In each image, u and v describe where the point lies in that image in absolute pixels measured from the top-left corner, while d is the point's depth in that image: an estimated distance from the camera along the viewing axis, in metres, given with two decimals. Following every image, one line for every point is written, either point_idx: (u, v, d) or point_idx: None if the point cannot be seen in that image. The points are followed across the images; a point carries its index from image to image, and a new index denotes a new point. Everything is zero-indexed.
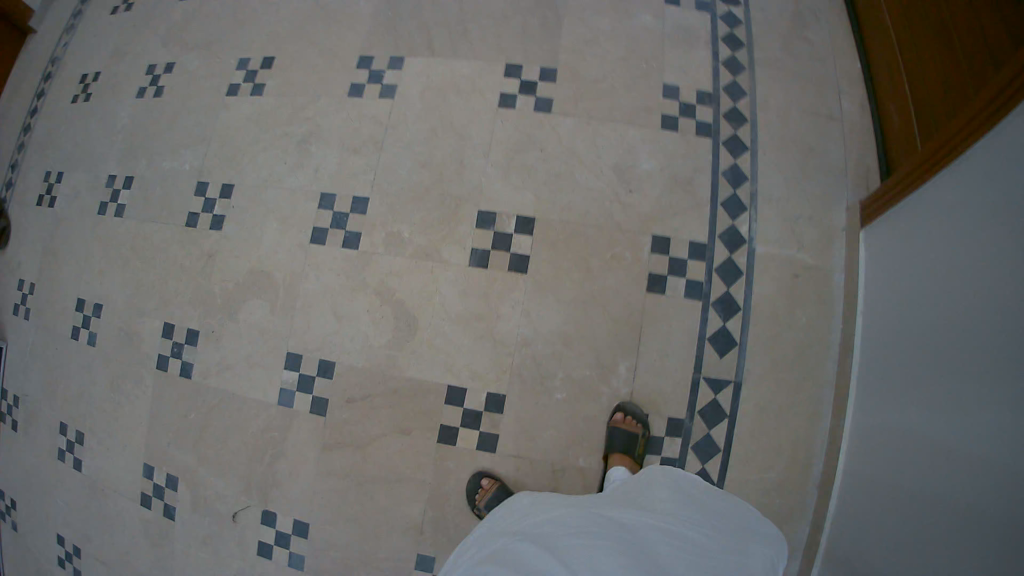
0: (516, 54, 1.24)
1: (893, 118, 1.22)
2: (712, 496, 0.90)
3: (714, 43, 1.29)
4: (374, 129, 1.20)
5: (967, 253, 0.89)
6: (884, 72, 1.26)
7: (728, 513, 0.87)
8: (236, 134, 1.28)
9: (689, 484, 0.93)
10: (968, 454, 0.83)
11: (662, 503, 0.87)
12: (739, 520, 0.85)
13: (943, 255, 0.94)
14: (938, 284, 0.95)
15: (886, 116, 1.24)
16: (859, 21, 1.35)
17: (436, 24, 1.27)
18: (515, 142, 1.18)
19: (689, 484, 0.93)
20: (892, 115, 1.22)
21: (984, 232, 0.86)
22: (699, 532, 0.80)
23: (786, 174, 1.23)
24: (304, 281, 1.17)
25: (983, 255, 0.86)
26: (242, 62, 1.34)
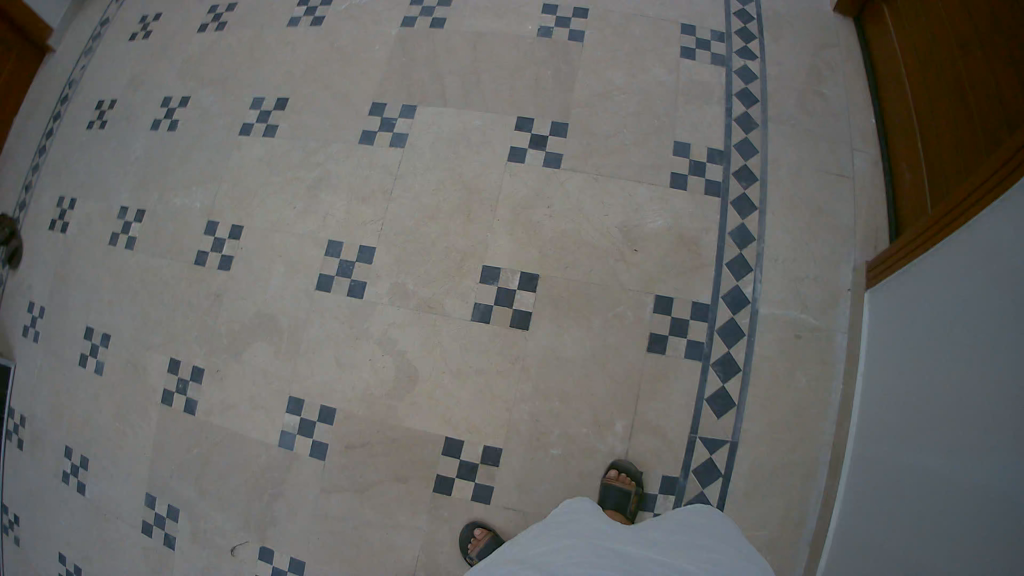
0: (528, 106, 1.24)
1: (905, 178, 1.20)
2: (710, 536, 0.90)
3: (727, 99, 1.27)
4: (383, 179, 1.21)
5: (966, 304, 0.88)
6: (900, 131, 1.25)
7: (725, 550, 0.87)
8: (248, 175, 1.30)
9: (687, 523, 0.94)
10: (974, 503, 0.81)
11: (659, 539, 0.89)
12: (735, 554, 0.85)
13: (946, 324, 0.93)
14: (942, 354, 0.93)
15: (898, 173, 1.23)
16: (877, 74, 1.34)
17: (450, 73, 1.28)
18: (523, 197, 1.17)
19: (689, 523, 0.94)
20: (903, 173, 1.22)
21: (986, 302, 0.84)
22: (699, 566, 0.81)
23: (794, 234, 1.21)
24: (309, 327, 1.18)
25: (989, 324, 0.83)
26: (255, 102, 1.36)
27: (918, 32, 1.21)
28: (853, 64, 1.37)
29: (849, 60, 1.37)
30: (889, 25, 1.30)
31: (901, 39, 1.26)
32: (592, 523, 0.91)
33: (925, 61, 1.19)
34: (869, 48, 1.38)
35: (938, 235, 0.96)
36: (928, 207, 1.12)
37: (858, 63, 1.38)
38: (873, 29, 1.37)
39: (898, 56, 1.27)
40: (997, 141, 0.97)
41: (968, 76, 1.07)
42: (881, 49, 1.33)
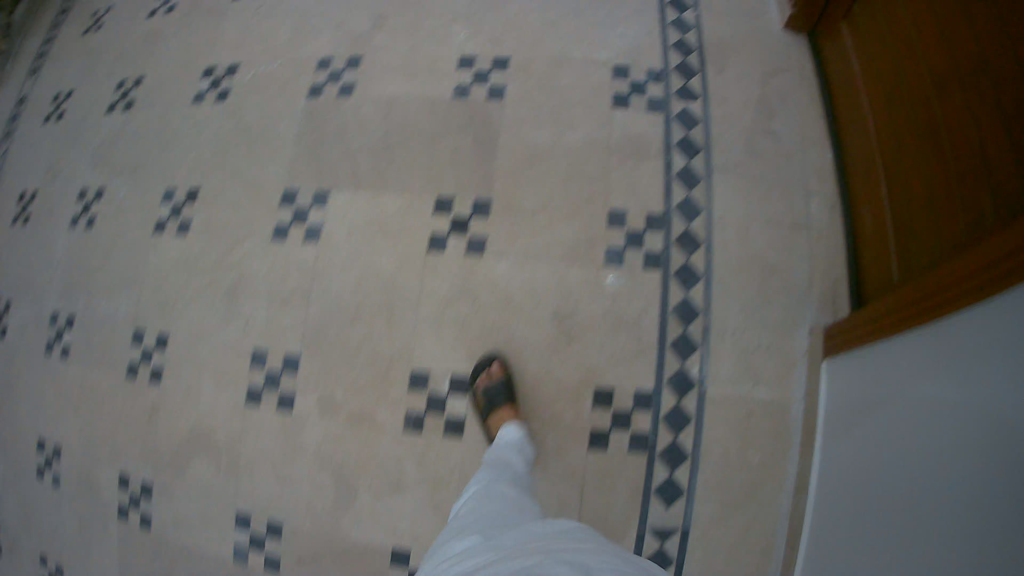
0: (447, 182, 1.13)
1: (867, 221, 1.10)
2: None
3: (667, 152, 1.15)
4: (300, 280, 1.14)
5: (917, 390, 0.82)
6: (860, 170, 1.13)
7: None
8: (167, 280, 1.24)
9: None
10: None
11: None
12: None
13: (899, 426, 0.85)
14: (893, 456, 0.85)
15: (859, 218, 1.13)
16: (834, 102, 1.23)
17: (361, 149, 1.17)
18: (448, 291, 1.09)
19: None
20: (864, 219, 1.11)
21: (947, 410, 0.75)
22: None
23: (743, 300, 1.12)
24: (245, 442, 1.15)
25: (946, 433, 0.75)
26: (167, 195, 1.28)
27: (878, 60, 1.09)
28: (806, 92, 1.26)
29: (802, 88, 1.26)
30: (846, 51, 1.18)
31: (860, 67, 1.14)
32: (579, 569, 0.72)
33: (885, 95, 1.07)
34: (825, 72, 1.26)
35: (898, 316, 0.87)
36: (892, 267, 1.02)
37: (812, 90, 1.26)
38: (828, 51, 1.24)
39: (856, 86, 1.15)
40: (967, 205, 0.86)
41: (933, 121, 0.95)
42: (838, 75, 1.21)
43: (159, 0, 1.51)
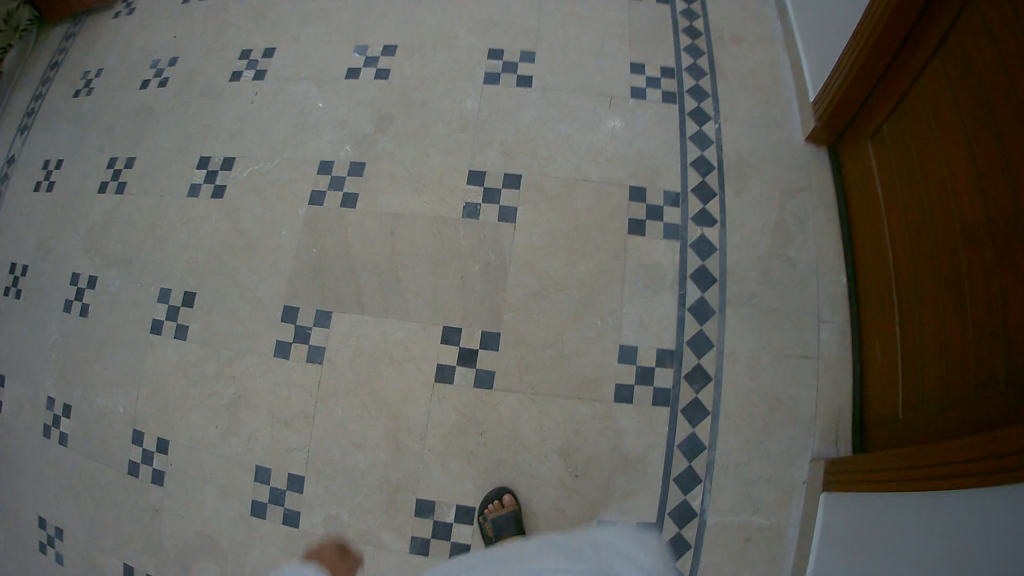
0: (454, 312, 1.12)
1: (877, 348, 1.08)
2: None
3: (681, 284, 1.15)
4: (304, 402, 1.14)
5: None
6: (873, 292, 1.11)
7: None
8: (167, 384, 1.22)
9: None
10: None
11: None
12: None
13: None
14: None
15: (869, 342, 1.11)
16: (853, 216, 1.19)
17: (366, 269, 1.15)
18: (456, 424, 1.09)
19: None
20: (874, 347, 1.09)
21: None
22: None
23: (744, 432, 1.10)
24: (249, 553, 1.13)
25: None
26: (163, 293, 1.24)
27: (898, 183, 1.06)
28: (823, 213, 1.23)
29: (819, 210, 1.23)
30: (870, 165, 1.15)
31: (882, 186, 1.11)
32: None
33: (903, 223, 1.04)
34: (846, 183, 1.22)
35: (908, 476, 0.85)
36: (898, 407, 1.00)
37: (830, 212, 1.23)
38: (852, 162, 1.21)
39: (876, 205, 1.12)
40: (977, 365, 0.84)
41: (950, 264, 0.91)
42: (859, 189, 1.18)
43: (153, 69, 1.43)
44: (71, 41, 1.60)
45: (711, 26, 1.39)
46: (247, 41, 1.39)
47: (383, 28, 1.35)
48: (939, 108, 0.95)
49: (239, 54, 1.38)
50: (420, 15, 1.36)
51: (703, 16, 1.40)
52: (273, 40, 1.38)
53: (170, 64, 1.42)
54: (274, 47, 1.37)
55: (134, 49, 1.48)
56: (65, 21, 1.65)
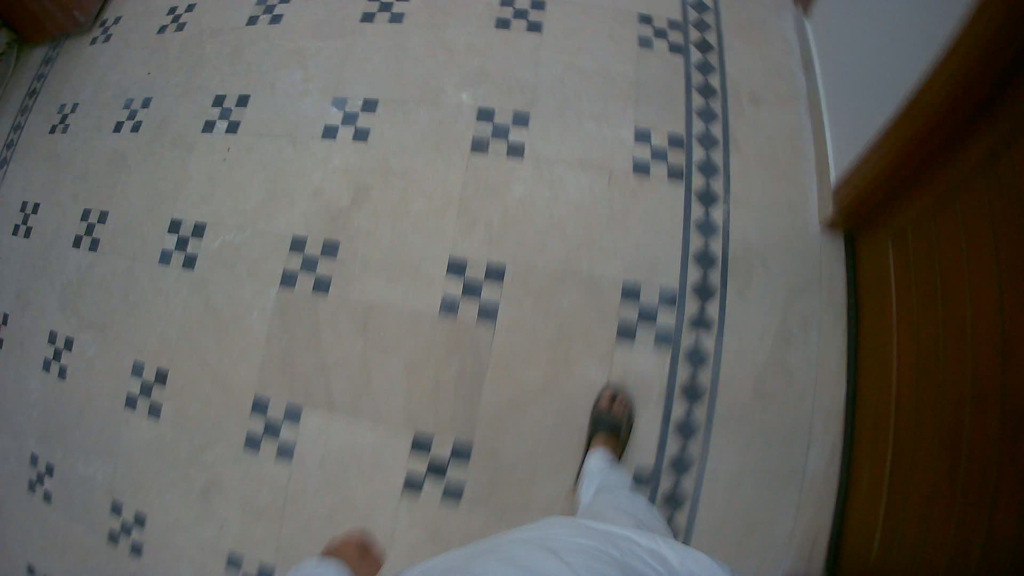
0: (426, 421, 1.07)
1: (865, 454, 1.02)
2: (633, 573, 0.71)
3: (668, 399, 1.08)
4: (273, 496, 1.10)
5: None
6: (871, 395, 1.03)
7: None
8: (143, 460, 1.18)
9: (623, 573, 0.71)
10: None
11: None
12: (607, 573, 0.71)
13: None
14: None
15: (859, 446, 1.04)
16: (863, 312, 1.10)
17: (337, 367, 1.09)
18: (422, 535, 1.04)
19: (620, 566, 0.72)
20: (863, 451, 1.03)
21: None
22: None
23: (726, 558, 1.04)
24: None
25: None
26: (137, 368, 1.20)
27: (913, 301, 0.96)
28: (831, 313, 1.13)
29: (826, 309, 1.13)
30: (887, 265, 1.04)
31: (896, 294, 1.01)
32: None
33: (912, 346, 0.95)
34: (861, 272, 1.12)
35: None
36: (874, 535, 0.96)
37: (837, 312, 1.13)
38: (869, 252, 1.10)
39: (888, 312, 1.02)
40: (965, 547, 0.80)
41: (951, 418, 0.85)
42: (872, 286, 1.08)
43: (125, 110, 1.39)
44: (49, 69, 1.55)
45: (729, 85, 1.26)
46: (224, 87, 1.30)
47: (362, 79, 1.24)
48: (966, 243, 0.84)
49: (214, 100, 1.30)
50: (405, 65, 1.24)
51: (721, 73, 1.26)
52: (247, 86, 1.29)
53: (144, 106, 1.36)
54: (249, 93, 1.28)
55: (106, 87, 1.44)
56: (45, 44, 1.60)
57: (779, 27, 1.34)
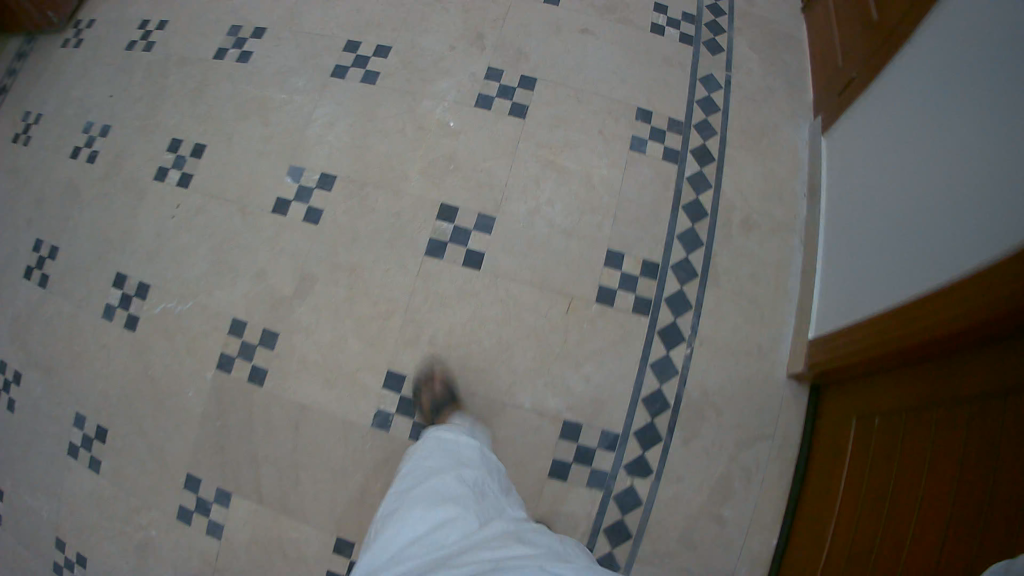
0: (350, 524, 1.06)
1: None
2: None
3: (593, 536, 1.04)
4: (201, 568, 1.09)
5: None
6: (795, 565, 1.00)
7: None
8: (83, 508, 1.18)
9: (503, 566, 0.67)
10: None
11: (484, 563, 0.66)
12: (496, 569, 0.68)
13: None
14: None
15: None
16: (808, 482, 1.06)
17: (269, 458, 1.09)
18: None
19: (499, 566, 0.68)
20: None
21: None
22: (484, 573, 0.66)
23: None
24: None
25: None
26: (77, 420, 1.21)
27: (861, 493, 0.91)
28: (777, 466, 1.09)
29: (773, 462, 1.09)
30: (844, 449, 0.99)
31: (846, 477, 0.96)
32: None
33: (846, 537, 0.91)
34: (819, 432, 1.07)
35: None
36: None
37: (784, 465, 1.09)
38: (832, 417, 1.05)
39: (832, 491, 0.98)
40: None
41: None
42: (825, 454, 1.04)
43: (81, 135, 1.36)
44: (20, 66, 1.50)
45: (720, 206, 1.20)
46: (195, 134, 1.26)
47: (320, 153, 1.19)
48: (927, 466, 0.79)
49: (169, 144, 1.27)
50: (369, 142, 1.19)
51: (715, 190, 1.21)
52: (204, 133, 1.26)
53: (101, 135, 1.34)
54: (205, 143, 1.25)
55: (70, 104, 1.40)
56: (20, 35, 1.55)
57: (789, 139, 1.29)
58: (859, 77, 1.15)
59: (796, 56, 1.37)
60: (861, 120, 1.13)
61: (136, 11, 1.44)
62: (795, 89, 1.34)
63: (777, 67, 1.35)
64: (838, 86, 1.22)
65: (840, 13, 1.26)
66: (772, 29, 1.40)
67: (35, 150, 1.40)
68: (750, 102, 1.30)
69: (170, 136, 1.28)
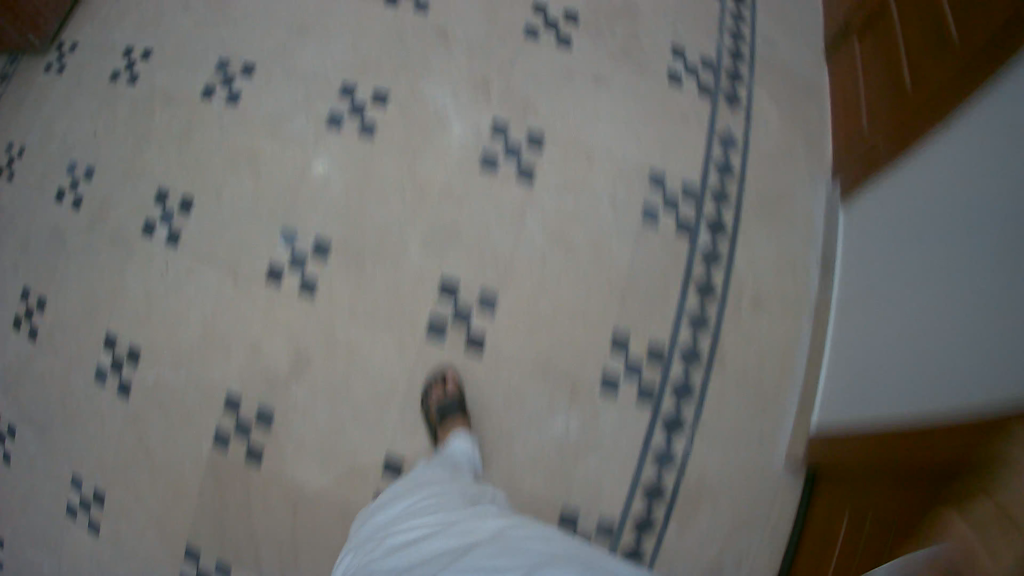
0: None
1: None
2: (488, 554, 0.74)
3: None
4: None
5: None
6: None
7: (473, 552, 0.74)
8: (81, 568, 1.17)
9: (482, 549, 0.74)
10: None
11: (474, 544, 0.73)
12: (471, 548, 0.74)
13: None
14: None
15: None
16: (798, 566, 1.04)
17: (266, 535, 1.08)
18: None
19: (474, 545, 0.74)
20: None
21: None
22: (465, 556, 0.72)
23: None
24: None
25: None
26: (76, 481, 1.20)
27: None
28: (773, 553, 1.06)
29: (771, 549, 1.06)
30: (839, 534, 0.97)
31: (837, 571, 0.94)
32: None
33: None
34: (813, 515, 1.05)
35: None
36: None
37: (779, 552, 1.06)
38: (826, 503, 1.02)
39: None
40: None
41: None
42: (817, 540, 1.02)
43: (63, 177, 1.28)
44: (4, 88, 1.42)
45: (731, 284, 1.15)
46: (180, 187, 1.19)
47: (313, 218, 1.13)
48: None
49: (157, 195, 1.20)
50: (364, 207, 1.12)
51: (727, 266, 1.16)
52: (192, 187, 1.18)
53: (87, 176, 1.25)
54: (194, 197, 1.17)
55: (49, 138, 1.31)
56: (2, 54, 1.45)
57: (810, 204, 1.22)
58: (881, 144, 1.09)
59: (819, 106, 1.31)
60: (886, 193, 1.07)
61: (117, 38, 1.33)
62: (817, 146, 1.27)
63: (798, 121, 1.29)
64: (859, 148, 1.16)
65: (865, 66, 1.19)
66: (796, 77, 1.32)
67: (16, 188, 1.32)
68: (769, 162, 1.24)
69: (157, 184, 1.20)
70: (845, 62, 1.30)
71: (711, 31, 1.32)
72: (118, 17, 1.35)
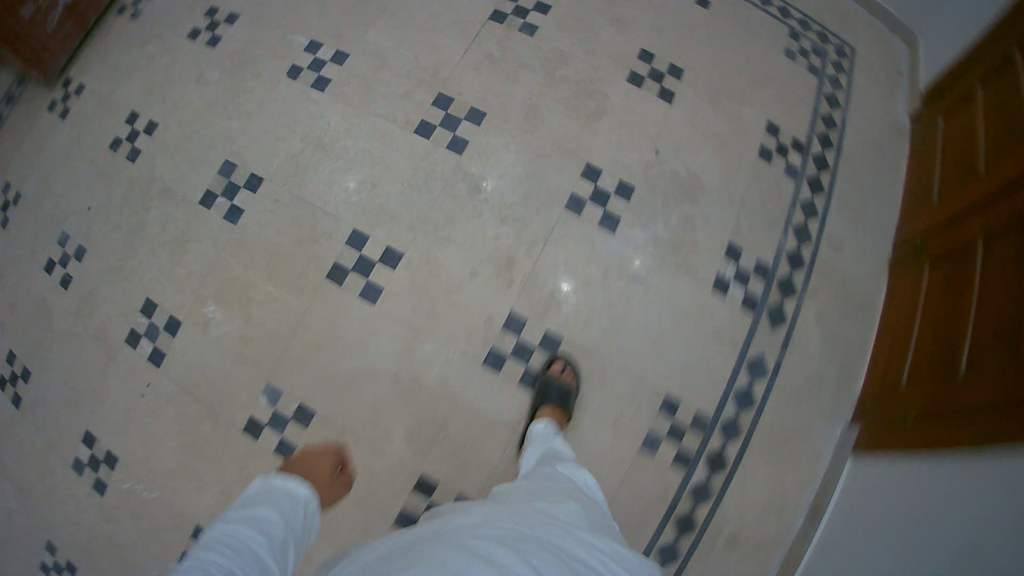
0: None
1: None
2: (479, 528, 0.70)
3: None
4: None
5: None
6: None
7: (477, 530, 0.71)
8: None
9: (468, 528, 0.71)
10: None
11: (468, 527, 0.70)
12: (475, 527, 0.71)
13: None
14: None
15: None
16: None
17: None
18: None
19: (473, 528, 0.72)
20: None
21: None
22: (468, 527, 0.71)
23: None
24: None
25: None
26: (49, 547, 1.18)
27: None
28: None
29: None
30: None
31: None
32: (290, 501, 0.75)
33: None
34: None
35: None
36: None
37: None
38: None
39: None
40: None
41: None
42: None
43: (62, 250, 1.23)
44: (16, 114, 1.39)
45: (714, 521, 1.11)
46: (172, 303, 1.13)
47: (304, 375, 1.07)
48: None
49: (144, 305, 1.15)
50: (359, 376, 1.06)
51: (712, 504, 1.11)
52: (180, 307, 1.12)
53: (76, 257, 1.21)
54: (179, 319, 1.12)
55: (55, 199, 1.26)
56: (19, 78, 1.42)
57: (817, 444, 1.16)
58: (920, 413, 1.03)
59: (861, 334, 1.22)
60: (903, 468, 1.04)
61: (135, 103, 1.24)
62: (846, 380, 1.20)
63: (835, 350, 1.20)
64: (893, 403, 1.10)
65: (931, 310, 1.11)
66: (848, 291, 1.23)
67: (14, 243, 1.27)
68: (792, 395, 1.16)
69: (146, 294, 1.15)
70: (903, 283, 1.21)
71: (776, 226, 1.19)
72: (141, 75, 1.28)
